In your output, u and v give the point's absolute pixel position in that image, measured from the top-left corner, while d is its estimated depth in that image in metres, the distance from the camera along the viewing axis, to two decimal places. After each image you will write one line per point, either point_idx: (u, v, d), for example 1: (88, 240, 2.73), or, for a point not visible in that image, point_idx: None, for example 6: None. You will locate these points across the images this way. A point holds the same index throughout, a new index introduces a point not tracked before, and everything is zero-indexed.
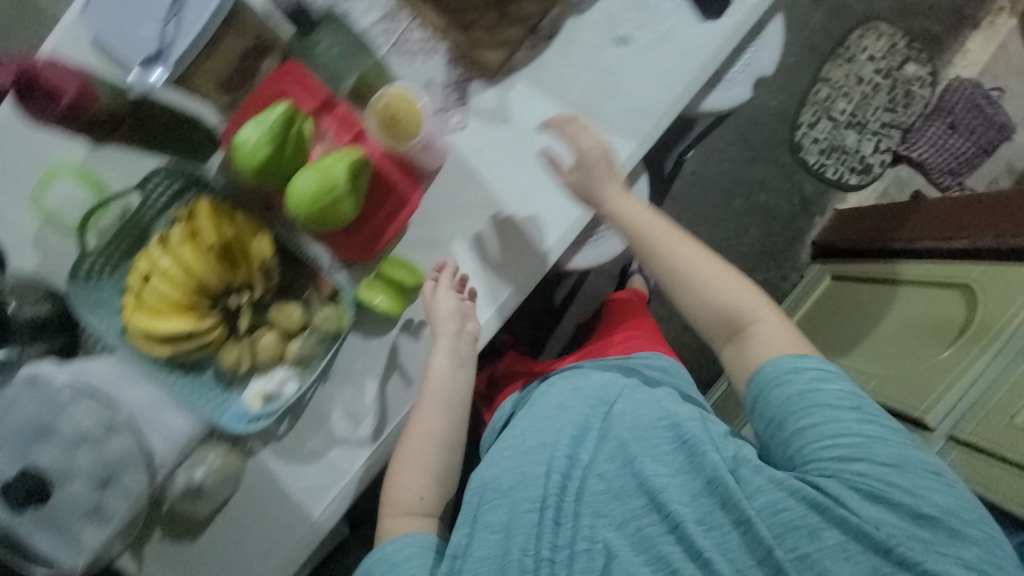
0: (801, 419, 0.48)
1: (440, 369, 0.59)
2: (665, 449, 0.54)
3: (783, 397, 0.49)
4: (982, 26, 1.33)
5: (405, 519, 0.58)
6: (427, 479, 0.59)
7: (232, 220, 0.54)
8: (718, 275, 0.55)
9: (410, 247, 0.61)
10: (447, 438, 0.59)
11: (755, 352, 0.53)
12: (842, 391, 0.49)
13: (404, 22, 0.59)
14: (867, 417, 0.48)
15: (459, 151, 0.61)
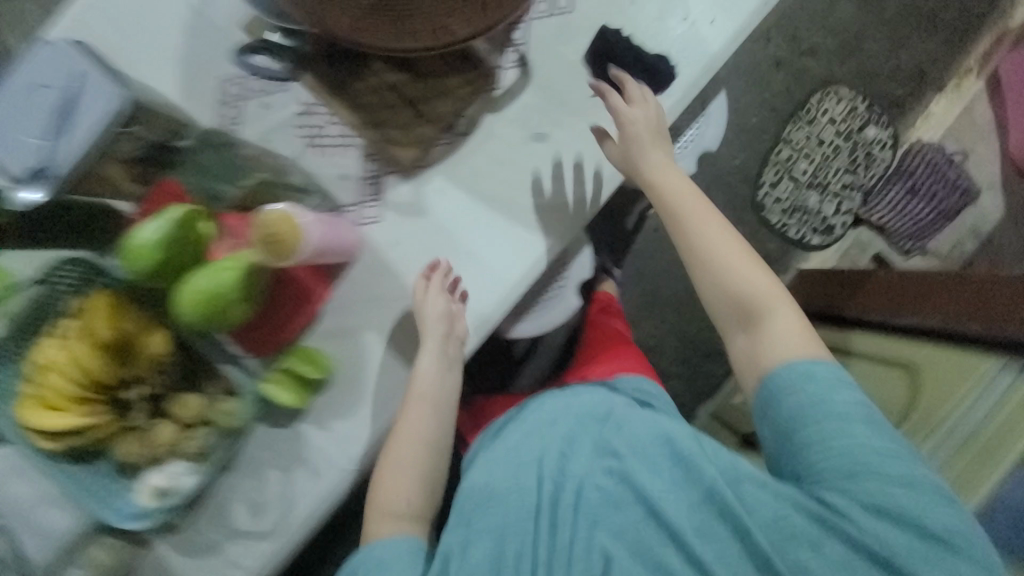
0: (809, 430, 0.54)
1: (428, 372, 0.60)
2: (664, 462, 0.58)
3: (796, 406, 0.54)
4: (944, 90, 1.34)
5: (395, 521, 0.60)
6: (417, 487, 0.62)
7: (131, 314, 0.54)
8: (748, 269, 0.60)
9: (324, 336, 0.61)
10: (431, 440, 0.62)
11: (764, 338, 0.58)
12: (851, 410, 0.53)
13: (321, 116, 0.59)
14: (874, 435, 0.53)
15: (374, 242, 0.61)
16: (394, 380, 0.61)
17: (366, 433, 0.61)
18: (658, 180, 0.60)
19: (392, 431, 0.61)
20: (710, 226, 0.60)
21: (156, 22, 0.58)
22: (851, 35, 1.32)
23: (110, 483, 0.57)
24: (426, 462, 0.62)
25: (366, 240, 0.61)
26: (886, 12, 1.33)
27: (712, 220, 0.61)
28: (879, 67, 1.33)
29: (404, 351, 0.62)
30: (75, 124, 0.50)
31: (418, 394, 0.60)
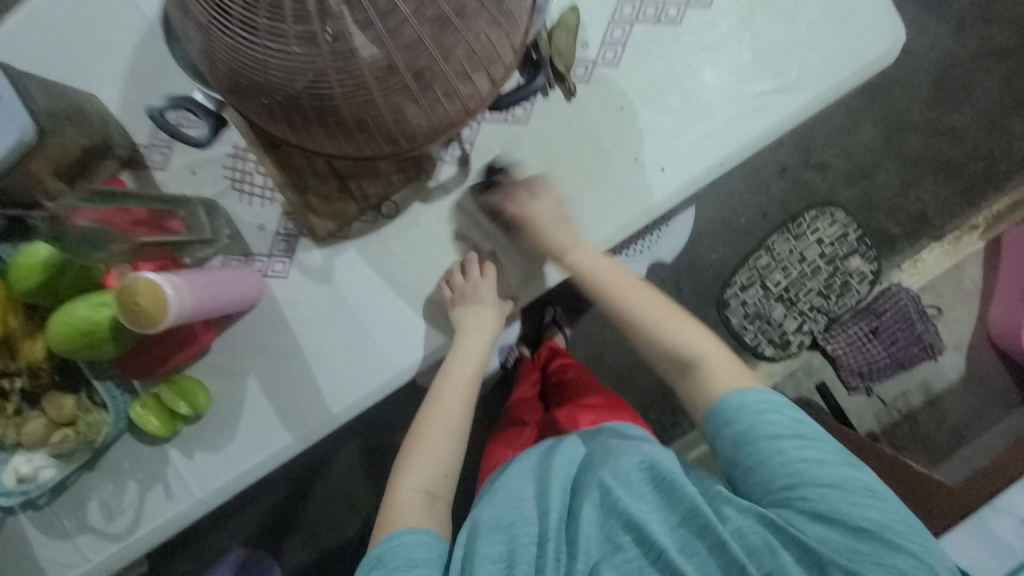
0: (749, 451, 0.51)
1: (471, 353, 0.61)
2: (645, 490, 0.54)
3: (738, 432, 0.52)
4: (944, 240, 1.30)
5: (420, 505, 0.55)
6: (432, 472, 0.57)
7: (17, 314, 0.55)
8: (683, 321, 0.59)
9: (207, 371, 0.62)
10: (455, 430, 0.60)
11: (703, 389, 0.56)
12: (784, 422, 0.51)
13: (250, 164, 0.59)
14: (809, 444, 0.51)
15: (275, 297, 0.61)
16: (264, 429, 0.63)
17: (222, 471, 0.63)
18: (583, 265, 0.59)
19: (246, 477, 0.63)
20: (648, 297, 0.60)
21: (110, 32, 0.58)
22: (864, 161, 1.29)
23: None
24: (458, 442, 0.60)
25: (267, 294, 0.61)
26: (908, 148, 1.30)
27: (646, 290, 0.61)
28: (884, 200, 1.30)
29: (278, 405, 0.62)
30: None
31: (452, 373, 0.60)
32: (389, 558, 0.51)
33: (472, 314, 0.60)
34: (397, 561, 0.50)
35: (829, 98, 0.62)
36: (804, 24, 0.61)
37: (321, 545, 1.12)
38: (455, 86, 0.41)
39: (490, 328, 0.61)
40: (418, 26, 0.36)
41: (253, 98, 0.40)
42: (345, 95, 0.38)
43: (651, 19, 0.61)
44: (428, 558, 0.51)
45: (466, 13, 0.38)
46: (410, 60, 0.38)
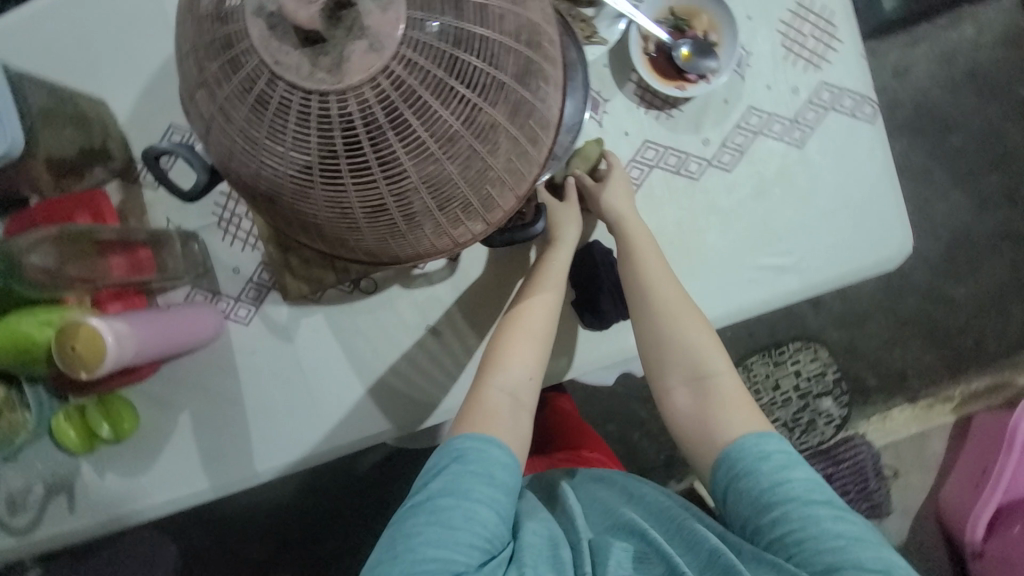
0: (773, 512, 0.47)
1: (558, 263, 0.57)
2: (672, 528, 0.52)
3: (761, 487, 0.48)
4: (917, 403, 1.30)
5: (506, 406, 0.53)
6: (518, 374, 0.54)
7: None
8: (710, 338, 0.56)
9: (142, 397, 0.61)
10: (541, 331, 0.55)
11: (710, 400, 0.55)
12: (810, 485, 0.48)
13: (241, 208, 0.59)
14: (840, 515, 0.47)
15: (229, 341, 0.60)
16: (184, 470, 0.61)
17: (130, 499, 0.61)
18: (642, 247, 0.56)
19: (153, 510, 0.61)
20: (669, 292, 0.56)
21: (137, 47, 0.57)
22: (859, 308, 1.30)
23: None
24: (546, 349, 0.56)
25: (223, 336, 0.60)
26: (903, 307, 1.31)
27: (680, 296, 0.56)
28: (869, 350, 1.30)
29: (203, 449, 0.61)
30: None
31: (545, 276, 0.56)
32: (471, 458, 0.49)
33: (557, 234, 0.58)
34: (478, 466, 0.49)
35: (823, 287, 0.62)
36: (818, 210, 0.61)
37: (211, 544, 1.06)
38: (445, 230, 0.41)
39: (573, 239, 0.57)
40: (416, 178, 0.36)
41: (239, 184, 0.40)
42: (328, 212, 0.38)
43: (671, 168, 0.60)
44: (503, 484, 0.49)
45: (469, 176, 0.38)
46: (401, 205, 0.37)
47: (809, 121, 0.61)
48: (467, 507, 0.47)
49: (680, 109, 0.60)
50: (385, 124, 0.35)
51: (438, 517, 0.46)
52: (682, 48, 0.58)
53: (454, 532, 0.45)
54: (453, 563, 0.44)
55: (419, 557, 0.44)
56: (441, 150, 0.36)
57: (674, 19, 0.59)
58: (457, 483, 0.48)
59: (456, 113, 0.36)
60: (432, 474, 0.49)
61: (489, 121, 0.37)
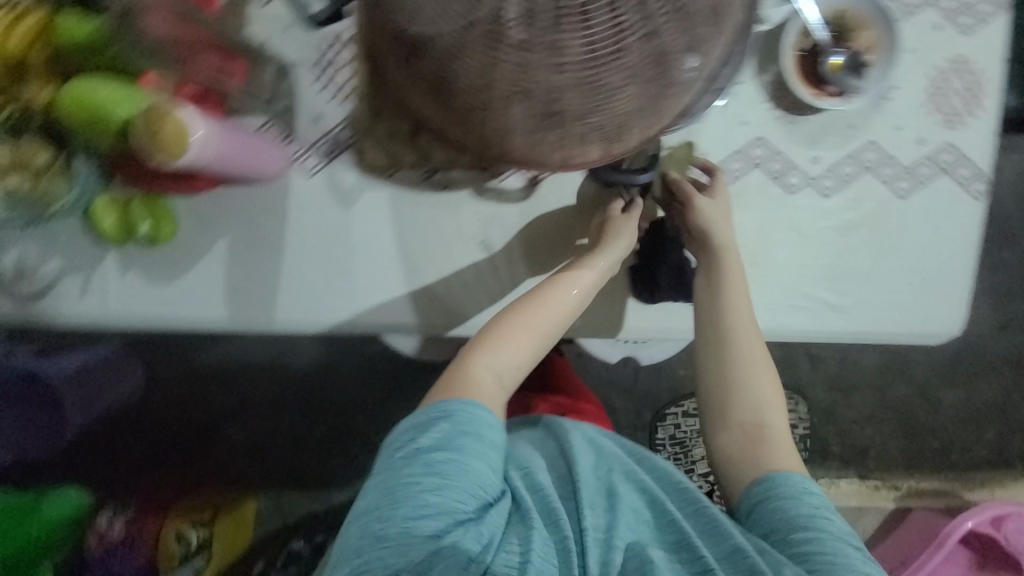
0: (805, 532, 0.50)
1: (593, 271, 0.58)
2: (688, 506, 0.56)
3: (798, 513, 0.51)
4: (866, 481, 1.36)
5: (491, 383, 0.55)
6: (512, 359, 0.57)
7: (39, 46, 0.49)
8: (768, 389, 0.59)
9: (188, 211, 0.60)
10: (546, 330, 0.57)
11: (757, 444, 0.57)
12: (842, 526, 0.51)
13: (343, 57, 0.56)
14: (865, 560, 0.49)
15: (288, 185, 0.59)
16: (207, 295, 0.61)
17: (143, 302, 0.61)
18: (733, 274, 0.57)
19: (162, 321, 0.62)
20: (746, 327, 0.58)
21: None
22: (852, 378, 1.33)
23: None
24: (543, 346, 0.58)
25: (283, 180, 0.59)
26: (891, 392, 1.34)
27: (755, 341, 0.59)
28: (844, 419, 1.34)
29: (231, 283, 0.61)
30: None
31: (570, 282, 0.57)
32: (459, 419, 0.51)
33: (605, 242, 0.58)
34: (468, 426, 0.50)
35: (864, 337, 0.63)
36: (891, 267, 0.62)
37: (211, 368, 1.19)
38: (570, 143, 0.40)
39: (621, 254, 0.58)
40: (571, 75, 0.35)
41: (387, 21, 0.38)
42: (469, 81, 0.36)
43: (773, 173, 0.59)
44: (493, 440, 0.51)
45: (619, 92, 0.36)
46: (547, 98, 0.36)
47: (920, 175, 0.61)
48: (459, 459, 0.48)
49: (806, 117, 0.58)
50: (572, 10, 0.33)
51: (436, 469, 0.48)
52: (835, 56, 0.56)
53: (450, 481, 0.47)
54: (449, 512, 0.46)
55: (418, 501, 0.46)
56: (608, 54, 0.34)
57: (839, 23, 0.57)
58: (450, 439, 0.50)
59: (634, 16, 0.34)
60: (420, 434, 0.50)
61: (665, 47, 0.35)
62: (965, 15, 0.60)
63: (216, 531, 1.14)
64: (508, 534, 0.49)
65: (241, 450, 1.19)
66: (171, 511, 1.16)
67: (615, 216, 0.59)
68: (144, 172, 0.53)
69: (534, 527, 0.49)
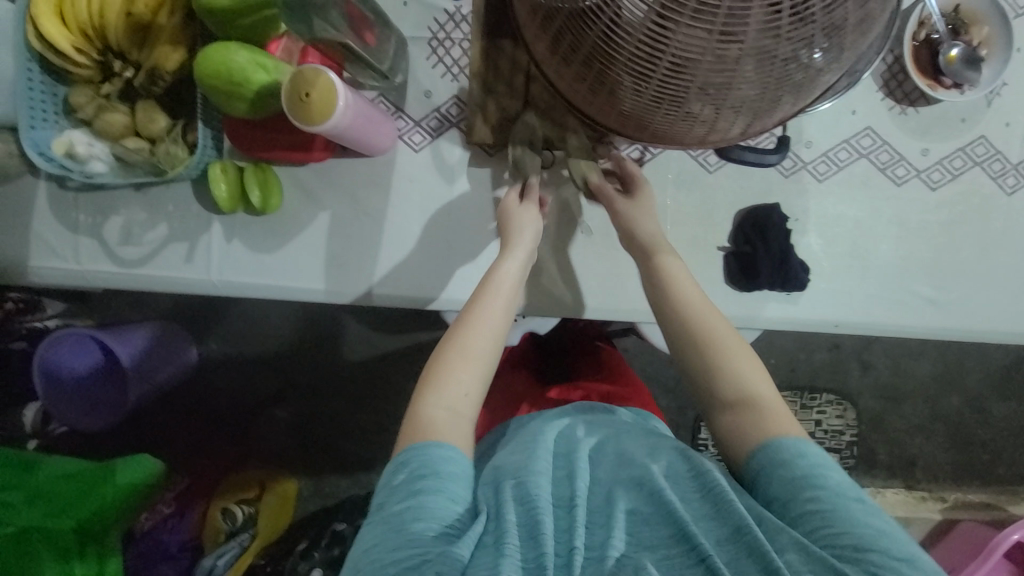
0: (805, 497, 0.41)
1: (510, 275, 0.52)
2: (693, 494, 0.44)
3: (784, 480, 0.43)
4: (912, 491, 1.32)
5: (448, 423, 0.47)
6: (459, 378, 0.49)
7: (171, 16, 0.54)
8: (739, 354, 0.50)
9: (292, 181, 0.61)
10: (482, 343, 0.50)
11: (745, 421, 0.47)
12: (843, 480, 0.43)
13: (459, 37, 0.58)
14: (872, 512, 0.41)
15: (396, 161, 0.60)
16: (307, 266, 0.62)
17: (247, 269, 0.62)
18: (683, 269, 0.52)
19: (264, 290, 0.63)
20: (696, 296, 0.51)
21: None
22: (903, 386, 1.30)
23: (50, 106, 0.59)
24: (492, 363, 0.51)
25: (390, 153, 0.60)
26: (943, 403, 1.31)
27: (719, 317, 0.51)
28: (892, 427, 1.31)
29: (332, 255, 0.62)
30: None
31: (493, 295, 0.51)
32: (413, 464, 0.44)
33: (510, 236, 0.54)
34: (420, 468, 0.44)
35: (964, 335, 0.61)
36: (994, 264, 0.61)
37: (233, 339, 1.17)
38: (720, 114, 0.41)
39: (528, 245, 0.53)
40: (746, 50, 0.36)
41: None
42: (634, 54, 0.38)
43: (879, 164, 0.59)
44: (452, 472, 0.44)
45: (785, 69, 0.38)
46: (711, 69, 0.37)
47: None
48: (418, 503, 0.42)
49: (916, 109, 0.58)
50: None
51: (394, 521, 0.41)
52: (953, 48, 0.56)
53: (406, 528, 0.40)
54: (404, 552, 0.39)
55: (377, 562, 0.40)
56: (785, 22, 0.35)
57: (955, 16, 0.57)
58: (410, 485, 0.43)
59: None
60: (385, 490, 0.44)
61: (841, 17, 0.36)
62: None
63: (261, 507, 1.09)
64: (478, 559, 0.39)
65: (285, 429, 1.17)
66: (217, 491, 1.12)
67: (512, 206, 0.55)
68: (255, 135, 0.58)
69: (505, 550, 0.39)
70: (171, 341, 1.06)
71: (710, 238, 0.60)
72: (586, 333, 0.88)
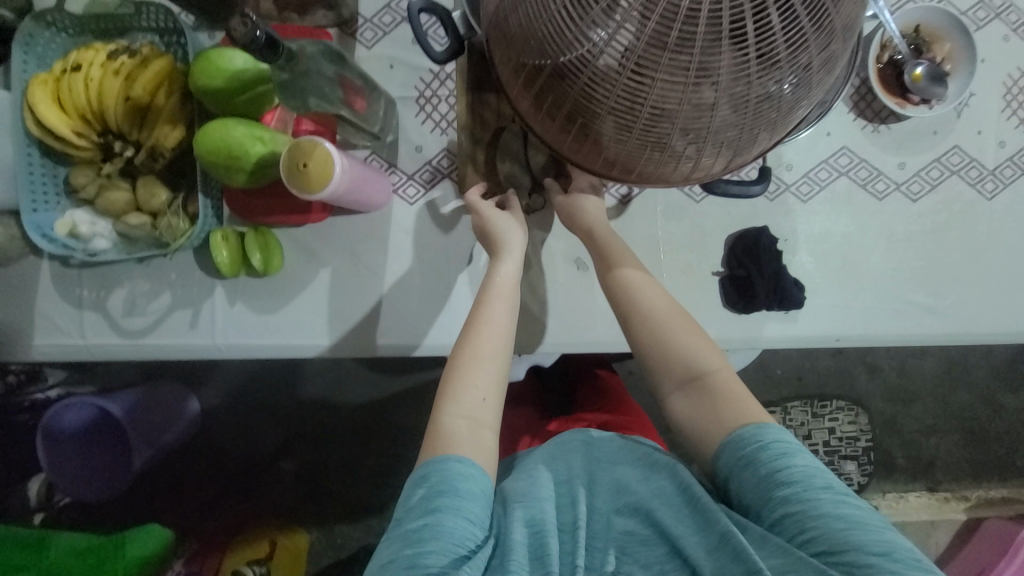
0: (775, 500, 0.41)
1: (507, 280, 0.51)
2: (683, 510, 0.44)
3: (754, 484, 0.42)
4: (936, 493, 1.29)
5: (469, 432, 0.45)
6: (480, 379, 0.47)
7: (169, 96, 0.56)
8: (691, 332, 0.49)
9: (291, 241, 0.62)
10: (498, 341, 0.48)
11: (709, 404, 0.47)
12: (809, 469, 0.42)
13: (445, 93, 0.61)
14: (842, 498, 0.40)
15: (391, 214, 0.62)
16: (311, 323, 0.63)
17: (252, 331, 0.63)
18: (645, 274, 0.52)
19: (270, 349, 0.63)
20: (654, 293, 0.50)
21: None
22: (912, 386, 1.29)
23: (50, 188, 0.61)
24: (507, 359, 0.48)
25: (386, 208, 0.62)
26: (953, 400, 1.30)
27: (669, 299, 0.51)
28: (907, 429, 1.29)
29: (335, 310, 0.62)
30: None
31: (493, 296, 0.50)
32: (432, 480, 0.42)
33: (502, 240, 0.53)
34: (441, 485, 0.42)
35: (963, 339, 0.62)
36: (983, 267, 0.62)
37: (232, 385, 1.13)
38: (700, 155, 0.43)
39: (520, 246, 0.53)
40: (721, 93, 0.38)
41: (526, 56, 0.41)
42: (616, 103, 0.40)
43: (859, 180, 0.61)
44: (475, 492, 0.42)
45: (760, 107, 0.40)
46: (690, 115, 0.39)
47: (1004, 176, 0.62)
48: (436, 522, 0.40)
49: (888, 126, 0.61)
50: (725, 36, 0.36)
51: (408, 540, 0.40)
52: (917, 67, 0.59)
53: (424, 551, 0.39)
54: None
55: None
56: (755, 69, 0.37)
57: (916, 36, 0.60)
58: (427, 502, 0.41)
59: (787, 33, 0.36)
60: (402, 504, 0.43)
61: (808, 62, 0.38)
62: None
63: (273, 566, 1.05)
64: None
65: (291, 484, 1.13)
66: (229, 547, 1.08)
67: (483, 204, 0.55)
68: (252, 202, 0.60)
69: (512, 568, 0.39)
70: (165, 397, 1.04)
71: (703, 264, 0.61)
72: (586, 361, 0.88)
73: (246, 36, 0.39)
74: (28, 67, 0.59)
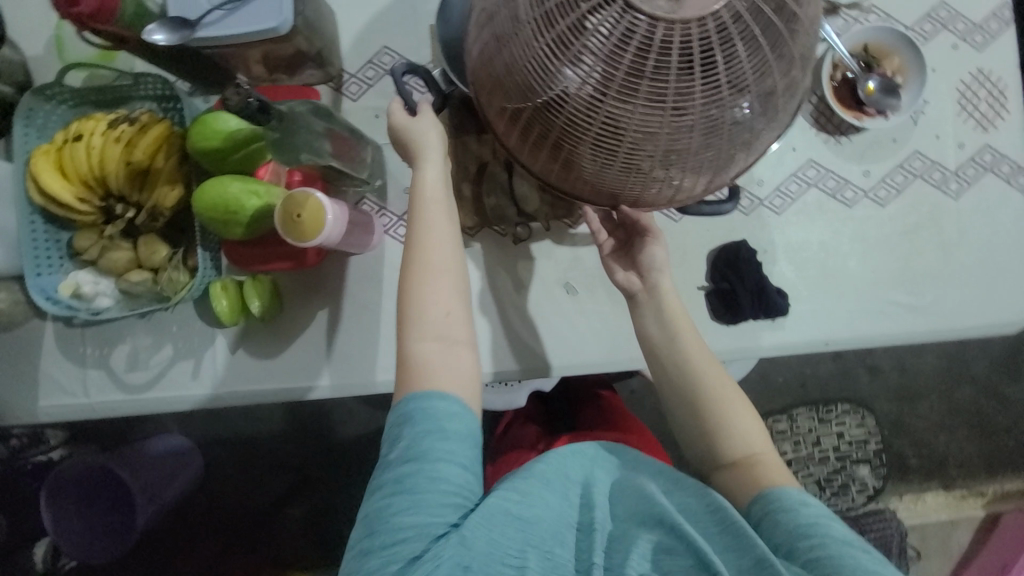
0: (810, 542, 0.43)
1: (434, 184, 0.52)
2: (714, 529, 0.43)
3: (789, 526, 0.44)
4: (951, 492, 1.28)
5: (439, 355, 0.49)
6: (439, 308, 0.50)
7: (168, 158, 0.59)
8: (736, 406, 0.54)
9: (289, 285, 0.64)
10: (446, 254, 0.51)
11: (751, 479, 0.51)
12: (843, 527, 0.45)
13: None
14: (877, 560, 0.42)
15: (384, 254, 0.64)
16: (311, 365, 0.64)
17: (254, 378, 0.64)
18: (672, 304, 0.56)
19: (272, 393, 0.64)
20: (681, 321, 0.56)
21: None
22: (915, 384, 1.29)
23: (51, 252, 0.62)
24: (459, 273, 0.52)
25: (379, 248, 0.64)
26: (957, 396, 1.29)
27: (708, 356, 0.56)
28: (915, 429, 1.28)
29: (334, 350, 0.64)
30: (228, 20, 0.52)
31: (438, 222, 0.52)
32: (419, 421, 0.45)
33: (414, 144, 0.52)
34: (426, 425, 0.45)
35: (947, 334, 0.64)
36: (959, 263, 0.64)
37: (233, 433, 1.12)
38: (682, 177, 0.46)
39: (438, 146, 0.52)
40: (695, 119, 0.41)
41: (510, 97, 0.44)
42: (598, 133, 0.43)
43: (828, 190, 0.64)
44: (458, 433, 0.45)
45: (734, 129, 0.42)
46: (669, 140, 0.42)
47: (967, 176, 0.65)
48: (428, 468, 0.43)
49: (850, 138, 0.64)
50: (694, 67, 0.39)
51: (404, 485, 0.43)
52: (870, 81, 0.63)
53: (422, 496, 0.42)
54: (427, 526, 0.41)
55: (397, 525, 0.41)
56: (725, 97, 0.40)
57: (866, 54, 0.64)
58: (414, 450, 0.44)
59: (752, 60, 0.40)
60: (390, 447, 0.46)
61: (773, 87, 0.42)
62: (976, 34, 0.66)
63: None
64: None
65: (298, 530, 1.11)
66: None
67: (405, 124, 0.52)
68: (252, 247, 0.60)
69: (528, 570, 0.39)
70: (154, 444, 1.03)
71: (689, 279, 0.63)
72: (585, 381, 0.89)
73: (239, 104, 0.42)
74: (29, 139, 0.62)
